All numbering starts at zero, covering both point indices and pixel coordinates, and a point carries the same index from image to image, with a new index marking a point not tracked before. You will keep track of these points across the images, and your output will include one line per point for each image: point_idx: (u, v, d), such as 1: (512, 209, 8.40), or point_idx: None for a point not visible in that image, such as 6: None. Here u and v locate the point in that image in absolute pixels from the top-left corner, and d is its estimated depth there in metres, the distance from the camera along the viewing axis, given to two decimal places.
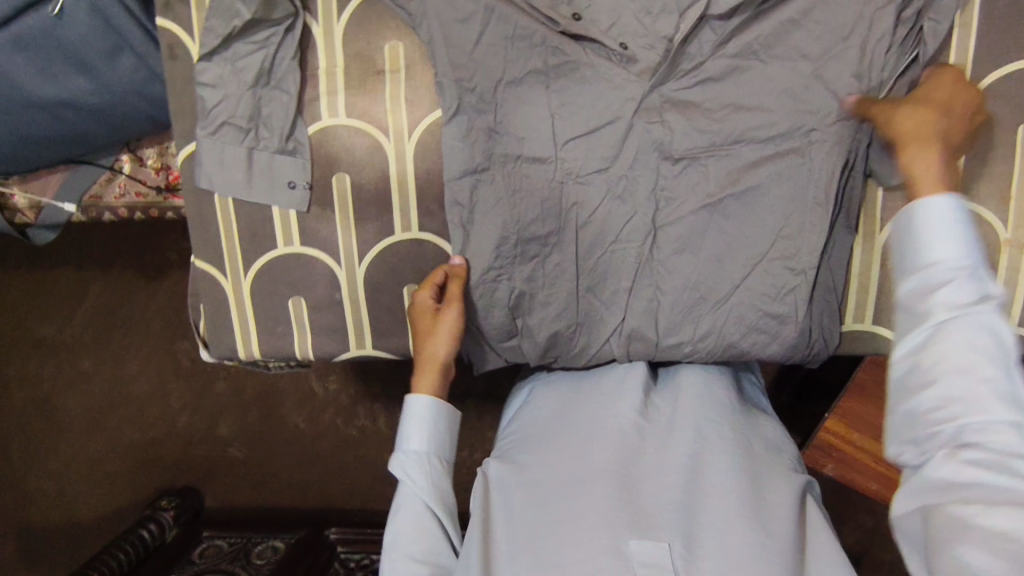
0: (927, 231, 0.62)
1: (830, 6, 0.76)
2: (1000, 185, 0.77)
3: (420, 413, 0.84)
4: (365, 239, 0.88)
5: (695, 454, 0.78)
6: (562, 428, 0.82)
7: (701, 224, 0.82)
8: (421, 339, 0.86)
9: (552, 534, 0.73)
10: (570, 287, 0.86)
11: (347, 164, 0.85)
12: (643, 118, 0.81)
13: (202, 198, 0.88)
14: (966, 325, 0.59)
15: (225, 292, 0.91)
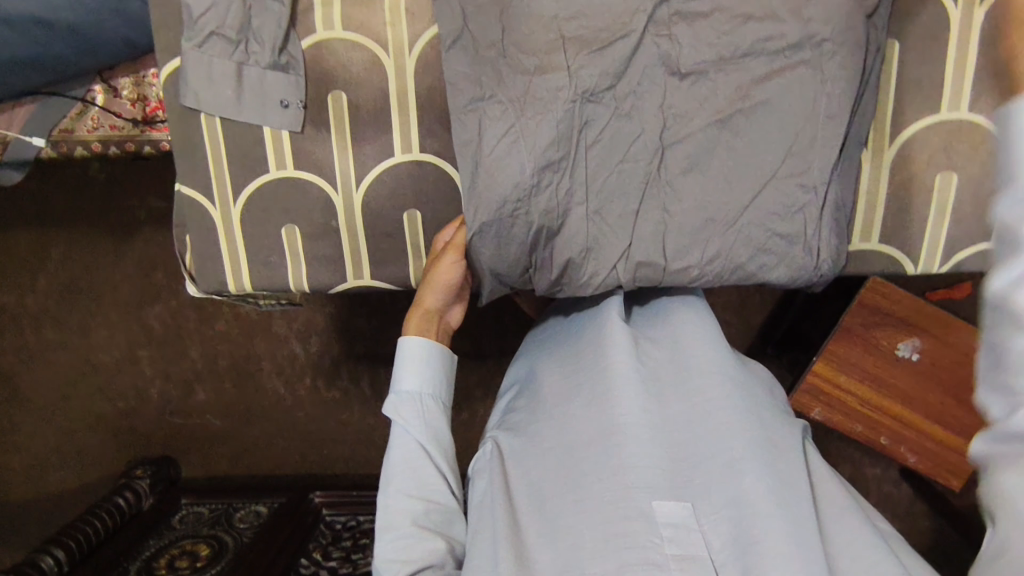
0: None
1: None
2: (1005, 98, 0.78)
3: (413, 352, 0.80)
4: (363, 161, 0.84)
5: (706, 405, 0.72)
6: (566, 390, 0.77)
7: (711, 142, 0.79)
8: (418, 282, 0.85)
9: (570, 501, 0.68)
10: (576, 209, 0.79)
11: (343, 80, 0.81)
12: (653, 31, 0.78)
13: (186, 120, 0.83)
14: None
15: (212, 222, 0.86)
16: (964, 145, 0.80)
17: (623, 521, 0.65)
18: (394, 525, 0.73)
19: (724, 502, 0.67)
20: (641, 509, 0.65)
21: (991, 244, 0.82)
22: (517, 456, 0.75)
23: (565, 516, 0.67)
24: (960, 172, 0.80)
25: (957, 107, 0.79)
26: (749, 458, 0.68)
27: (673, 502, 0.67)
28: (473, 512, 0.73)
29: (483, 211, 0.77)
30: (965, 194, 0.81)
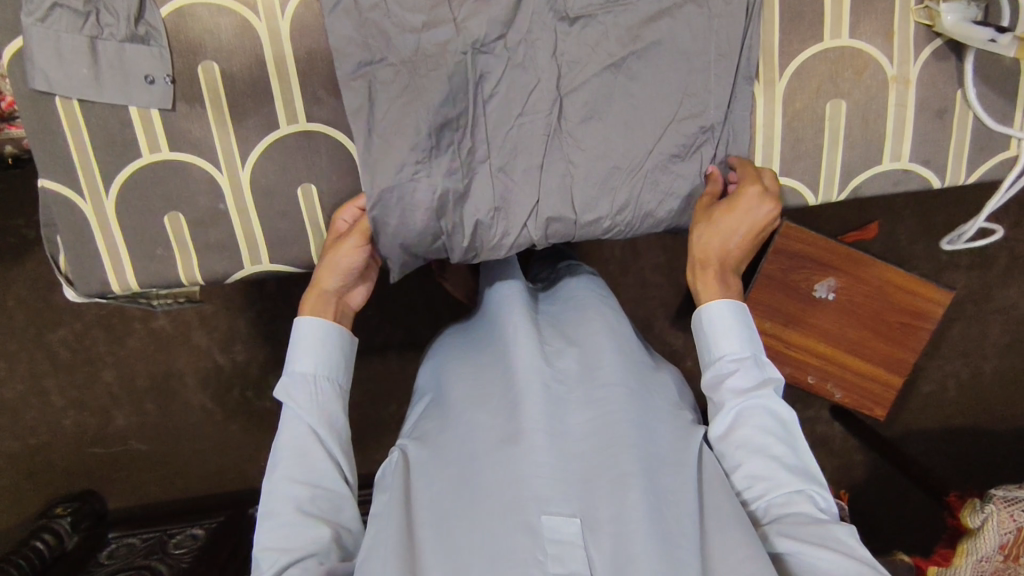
0: (713, 331, 0.75)
1: None
2: (882, 23, 0.80)
3: (308, 333, 0.75)
4: (246, 137, 0.78)
5: (601, 411, 0.70)
6: (471, 396, 0.73)
7: (607, 87, 0.77)
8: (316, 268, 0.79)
9: (465, 519, 0.66)
10: (477, 167, 0.77)
11: (213, 50, 0.75)
12: None
13: (39, 106, 0.75)
14: (751, 405, 0.72)
15: (85, 217, 0.79)
16: (849, 72, 0.81)
17: (514, 540, 0.63)
18: (276, 511, 0.67)
19: (610, 514, 0.65)
20: (529, 527, 0.64)
21: (883, 168, 0.85)
22: (422, 469, 0.71)
23: (457, 534, 0.65)
24: (848, 99, 0.82)
25: (838, 35, 0.80)
26: (636, 475, 0.66)
27: (563, 519, 0.65)
28: (371, 522, 0.70)
29: (384, 176, 0.75)
30: (855, 121, 0.83)
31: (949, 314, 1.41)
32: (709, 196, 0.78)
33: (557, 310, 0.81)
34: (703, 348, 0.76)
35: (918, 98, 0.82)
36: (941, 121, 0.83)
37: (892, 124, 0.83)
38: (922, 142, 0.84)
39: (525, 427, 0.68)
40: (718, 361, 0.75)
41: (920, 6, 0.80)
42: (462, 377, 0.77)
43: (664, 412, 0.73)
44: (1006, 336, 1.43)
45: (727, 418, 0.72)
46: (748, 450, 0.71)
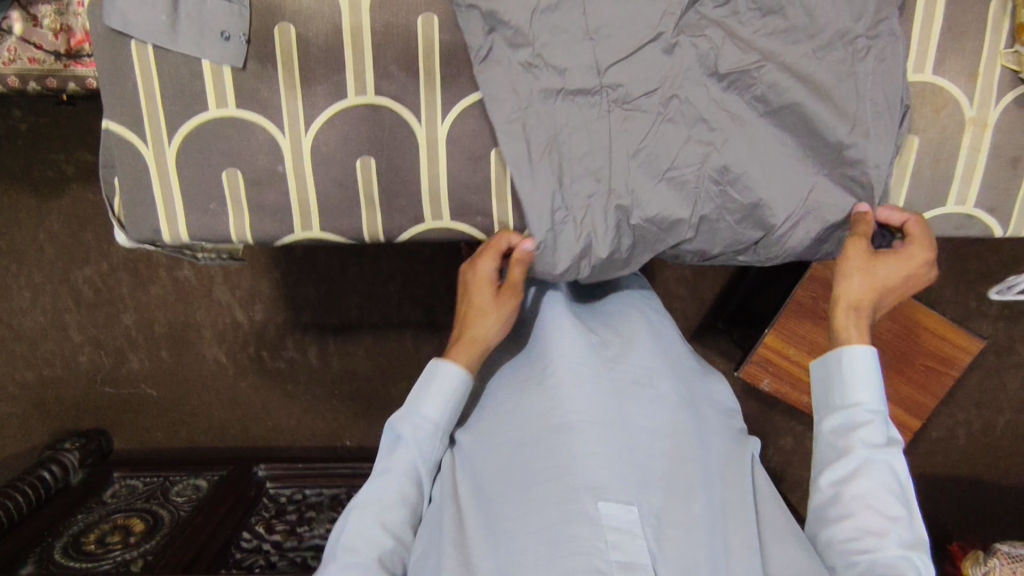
0: (855, 373, 0.72)
1: None
2: (968, 63, 0.78)
3: (446, 382, 0.75)
4: (313, 103, 0.78)
5: (657, 413, 0.72)
6: (523, 387, 0.75)
7: (691, 92, 0.75)
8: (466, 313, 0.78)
9: (516, 503, 0.68)
10: (528, 176, 0.75)
11: (292, 13, 0.75)
12: None
13: (113, 48, 0.75)
14: (878, 460, 0.69)
15: (145, 164, 0.79)
16: (927, 109, 0.80)
17: (571, 527, 0.64)
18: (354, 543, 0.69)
19: (680, 515, 0.67)
20: (587, 515, 0.64)
21: (947, 211, 0.83)
22: (471, 461, 0.75)
23: (508, 516, 0.67)
24: (922, 136, 0.81)
25: (921, 70, 0.78)
26: (697, 488, 0.69)
27: (619, 507, 0.65)
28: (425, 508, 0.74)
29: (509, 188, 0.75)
30: (926, 159, 0.81)
31: (978, 364, 1.39)
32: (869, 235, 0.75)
33: (605, 307, 0.84)
34: (834, 388, 0.73)
35: (993, 144, 0.81)
36: (1014, 170, 0.82)
37: (963, 168, 0.82)
38: (989, 189, 0.82)
39: (572, 416, 0.69)
40: (851, 408, 0.72)
41: (1010, 50, 0.78)
42: (509, 369, 0.79)
43: (716, 426, 0.77)
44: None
45: (851, 464, 0.69)
46: (867, 505, 0.67)
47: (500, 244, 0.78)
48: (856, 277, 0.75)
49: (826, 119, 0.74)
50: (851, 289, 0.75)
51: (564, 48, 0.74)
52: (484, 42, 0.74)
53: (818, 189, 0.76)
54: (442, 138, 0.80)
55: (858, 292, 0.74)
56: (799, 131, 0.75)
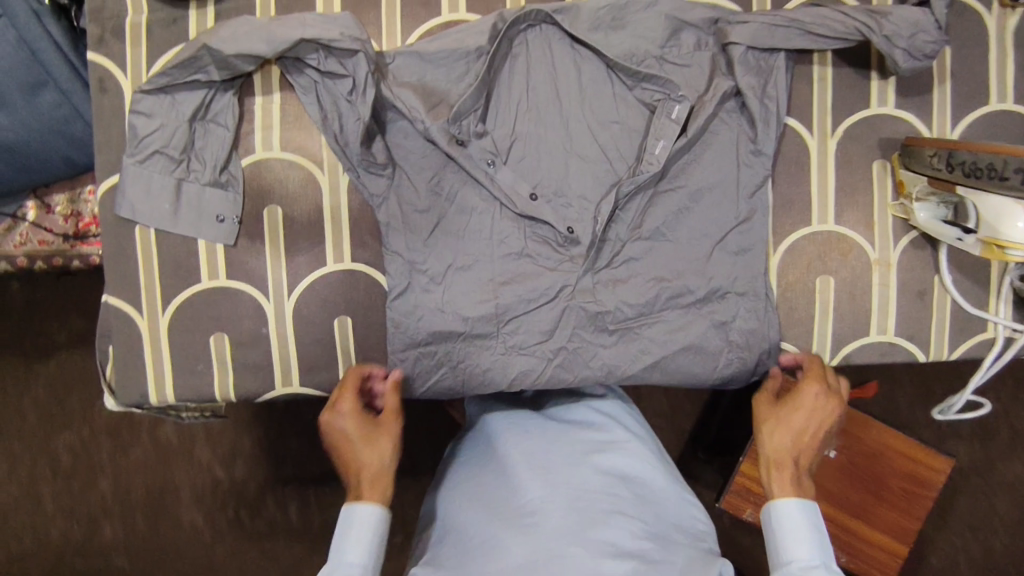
0: (785, 531, 0.78)
1: (688, 71, 0.88)
2: (862, 214, 0.92)
3: (364, 522, 0.77)
4: (295, 271, 0.88)
5: (614, 534, 0.74)
6: (491, 516, 0.77)
7: (577, 323, 0.88)
8: (350, 461, 0.81)
9: None
10: (473, 372, 0.88)
11: (279, 197, 0.87)
12: (553, 177, 0.88)
13: (121, 232, 0.85)
14: None
15: (139, 333, 0.86)
16: (835, 253, 0.92)
17: None
18: None
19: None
20: None
21: (869, 339, 0.93)
22: None
23: None
24: (836, 276, 0.92)
25: (823, 220, 0.92)
26: None
27: None
28: None
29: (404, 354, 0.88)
30: (843, 295, 0.92)
31: (954, 487, 1.40)
32: (770, 392, 0.87)
33: (556, 408, 0.93)
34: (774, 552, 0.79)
35: (900, 280, 0.92)
36: (922, 301, 0.92)
37: (876, 301, 0.92)
38: (904, 319, 0.92)
39: (535, 545, 0.72)
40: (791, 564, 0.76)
41: (897, 202, 0.91)
42: (472, 498, 0.82)
43: (681, 543, 0.78)
44: (1011, 513, 1.41)
45: None
46: None
47: (357, 381, 0.84)
48: (766, 427, 0.84)
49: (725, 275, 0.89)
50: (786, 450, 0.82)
51: (512, 223, 0.88)
52: (430, 236, 0.87)
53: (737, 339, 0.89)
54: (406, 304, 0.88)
55: (792, 447, 0.82)
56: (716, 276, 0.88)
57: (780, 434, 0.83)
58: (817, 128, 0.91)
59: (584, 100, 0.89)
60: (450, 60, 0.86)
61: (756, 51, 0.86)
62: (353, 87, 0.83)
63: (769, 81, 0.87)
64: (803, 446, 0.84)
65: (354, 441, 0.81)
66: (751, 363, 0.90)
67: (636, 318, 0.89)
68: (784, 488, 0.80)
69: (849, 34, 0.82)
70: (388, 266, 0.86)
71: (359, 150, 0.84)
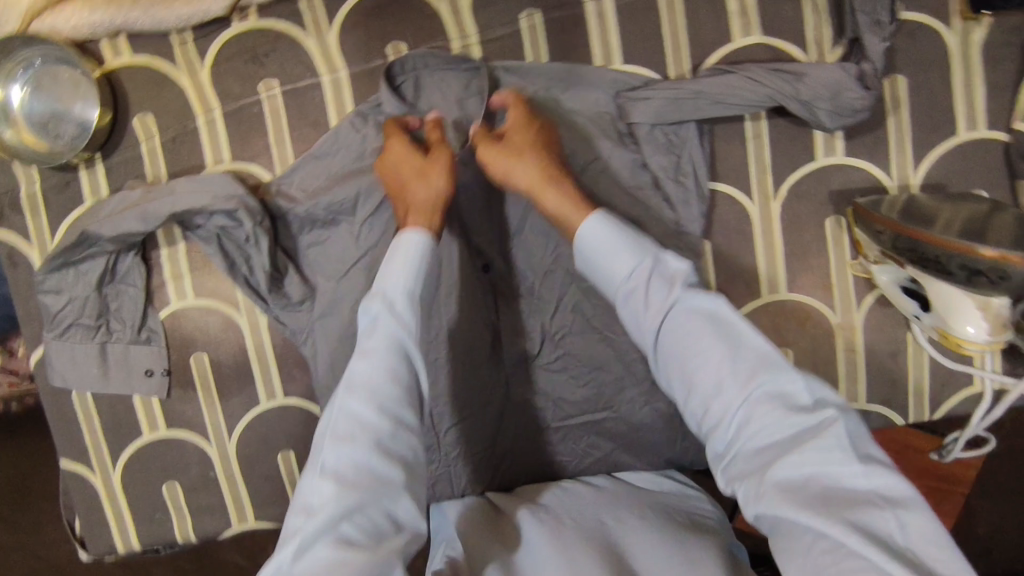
0: (599, 256, 0.66)
1: (595, 145, 0.80)
2: (817, 277, 0.83)
3: None
4: (231, 412, 0.88)
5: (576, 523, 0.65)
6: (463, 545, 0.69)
7: (522, 420, 0.88)
8: (402, 188, 0.75)
9: None
10: None
11: (203, 343, 0.86)
12: (473, 276, 0.83)
13: (60, 398, 0.87)
14: None
15: (96, 490, 0.89)
16: (791, 322, 0.84)
17: None
18: None
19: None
20: None
21: None
22: None
23: None
24: (795, 348, 0.84)
25: (775, 289, 0.83)
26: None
27: None
28: None
29: None
30: (806, 366, 0.84)
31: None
32: (484, 131, 0.76)
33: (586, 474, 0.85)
34: None
35: (867, 342, 0.83)
36: (896, 361, 0.84)
37: (844, 368, 0.84)
38: (878, 384, 0.84)
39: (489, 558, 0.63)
40: None
41: (857, 260, 0.82)
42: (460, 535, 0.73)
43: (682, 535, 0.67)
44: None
45: None
46: None
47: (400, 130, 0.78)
48: (495, 163, 0.74)
49: None
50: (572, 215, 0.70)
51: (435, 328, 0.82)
52: None
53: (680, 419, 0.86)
54: None
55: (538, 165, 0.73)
56: None
57: (517, 148, 0.74)
58: (757, 190, 0.82)
59: (482, 191, 0.83)
60: (341, 176, 0.81)
61: (664, 125, 0.79)
62: (247, 234, 0.79)
63: (682, 154, 0.80)
64: (529, 130, 0.75)
65: (403, 168, 0.75)
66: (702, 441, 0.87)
67: (580, 408, 0.87)
68: (566, 207, 0.71)
69: (759, 99, 0.76)
70: (319, 398, 0.85)
71: (266, 288, 0.81)
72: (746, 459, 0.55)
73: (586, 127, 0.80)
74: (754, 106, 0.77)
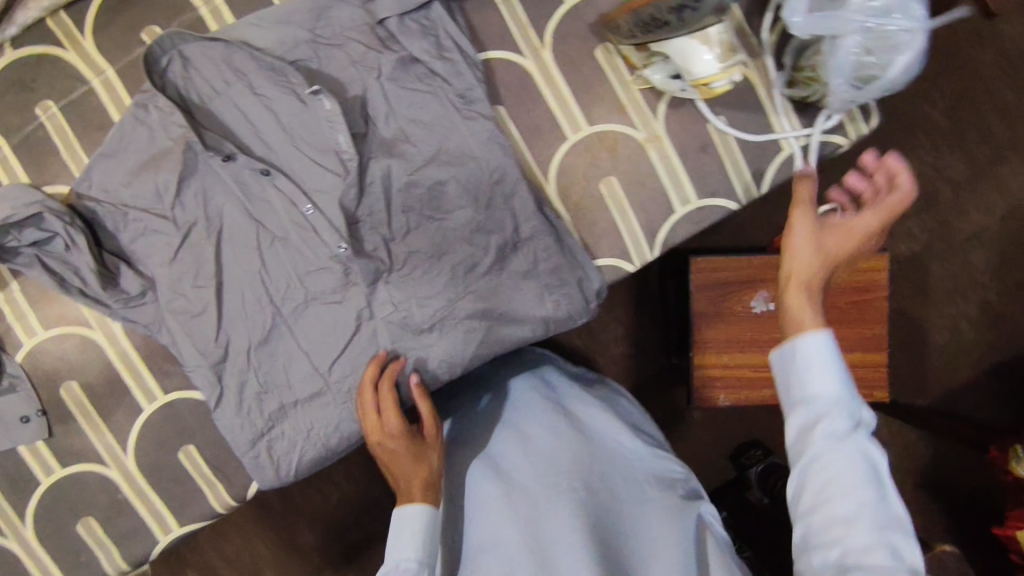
0: (803, 367, 0.65)
1: (355, 54, 0.82)
2: (610, 104, 0.85)
3: (412, 522, 0.76)
4: (118, 430, 0.87)
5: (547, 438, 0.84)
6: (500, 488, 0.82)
7: (391, 338, 0.85)
8: (395, 472, 0.80)
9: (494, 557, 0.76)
10: (317, 428, 0.86)
11: (68, 372, 0.86)
12: (291, 212, 0.84)
13: None
14: (835, 454, 0.61)
15: (12, 554, 0.87)
16: (603, 153, 0.85)
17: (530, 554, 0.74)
18: None
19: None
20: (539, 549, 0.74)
21: (676, 216, 0.86)
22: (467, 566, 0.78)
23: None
24: (616, 174, 0.85)
25: (575, 128, 0.85)
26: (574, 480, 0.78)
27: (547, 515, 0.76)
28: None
29: (240, 440, 0.85)
30: (632, 188, 0.86)
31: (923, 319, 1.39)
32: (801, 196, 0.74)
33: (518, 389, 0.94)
34: (794, 386, 0.66)
35: (677, 146, 0.85)
36: (707, 155, 0.85)
37: (666, 177, 0.85)
38: (702, 180, 0.86)
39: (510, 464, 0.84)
40: (805, 400, 0.64)
41: (634, 76, 0.85)
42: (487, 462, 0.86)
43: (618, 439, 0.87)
44: (981, 310, 1.40)
45: (806, 479, 0.62)
46: (829, 485, 0.60)
47: (391, 392, 0.81)
48: (804, 256, 0.71)
49: (501, 231, 0.83)
50: (808, 264, 0.71)
51: (281, 270, 0.84)
52: (219, 336, 0.84)
53: (542, 283, 0.84)
54: (223, 407, 0.85)
55: (810, 261, 0.71)
56: (488, 234, 0.83)
57: (808, 245, 0.71)
58: (524, 45, 0.85)
59: (272, 129, 0.83)
60: (137, 164, 0.82)
61: (411, 14, 0.82)
62: (66, 242, 0.81)
63: (441, 34, 0.82)
64: (815, 218, 0.72)
65: (398, 460, 0.79)
66: (572, 295, 0.84)
67: (441, 308, 0.84)
68: (803, 312, 0.67)
69: None
70: (195, 381, 0.84)
71: (101, 288, 0.81)
72: (821, 534, 0.59)
73: (343, 40, 0.82)
74: None
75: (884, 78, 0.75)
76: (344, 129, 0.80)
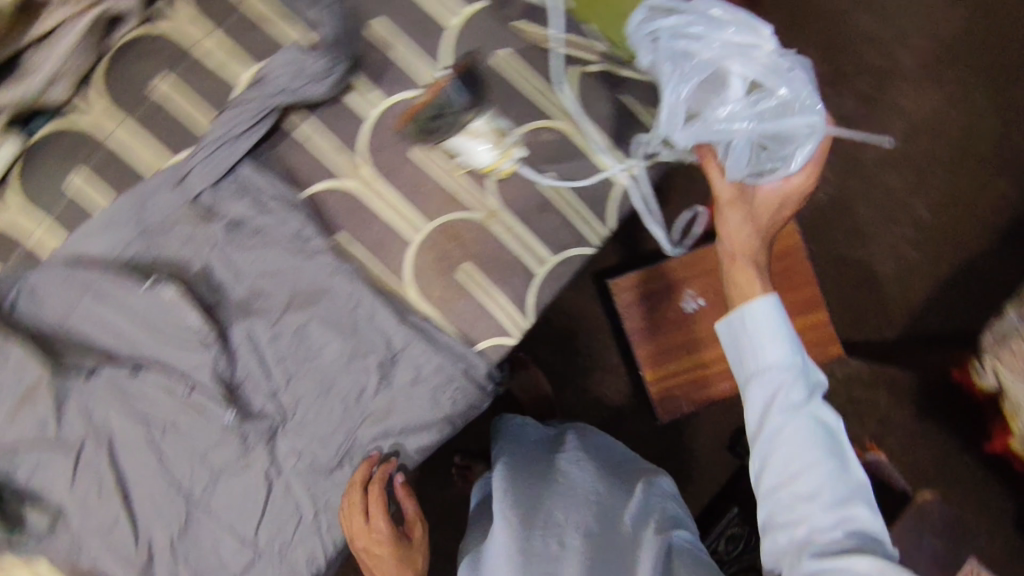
0: (756, 333, 0.74)
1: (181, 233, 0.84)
2: (440, 197, 0.88)
3: None
4: None
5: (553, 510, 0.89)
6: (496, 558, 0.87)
7: (308, 484, 0.86)
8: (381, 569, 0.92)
9: None
10: None
11: None
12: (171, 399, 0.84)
13: None
14: (797, 428, 0.70)
15: None
16: (448, 243, 0.88)
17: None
18: None
19: None
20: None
21: (537, 277, 0.89)
22: None
23: None
24: (468, 257, 0.88)
25: (415, 228, 0.87)
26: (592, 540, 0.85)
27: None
28: None
29: None
30: (487, 267, 0.88)
31: (862, 256, 1.39)
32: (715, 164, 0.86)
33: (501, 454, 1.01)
34: (746, 353, 0.75)
35: (515, 214, 0.88)
36: (547, 212, 0.89)
37: (515, 245, 0.88)
38: (547, 238, 0.89)
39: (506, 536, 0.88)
40: (761, 369, 0.73)
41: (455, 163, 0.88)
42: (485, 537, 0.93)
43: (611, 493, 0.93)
44: (914, 228, 1.39)
45: (771, 444, 0.71)
46: (789, 470, 0.70)
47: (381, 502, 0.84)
48: (739, 226, 0.84)
49: (374, 350, 0.85)
50: (749, 242, 0.83)
51: (182, 456, 0.85)
52: (138, 539, 0.84)
53: (432, 385, 0.86)
54: None
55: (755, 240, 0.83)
56: (365, 356, 0.85)
57: (748, 234, 0.83)
58: (341, 169, 0.87)
59: (127, 327, 0.83)
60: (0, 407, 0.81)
61: (223, 179, 0.84)
62: None
63: (258, 188, 0.85)
64: (749, 206, 0.84)
65: (383, 559, 0.90)
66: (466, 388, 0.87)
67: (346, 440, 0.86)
68: (753, 286, 0.78)
69: (256, 109, 0.83)
70: None
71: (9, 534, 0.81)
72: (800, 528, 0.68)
73: (166, 222, 0.83)
74: (261, 116, 0.83)
75: (781, 170, 0.82)
76: (194, 308, 0.81)
